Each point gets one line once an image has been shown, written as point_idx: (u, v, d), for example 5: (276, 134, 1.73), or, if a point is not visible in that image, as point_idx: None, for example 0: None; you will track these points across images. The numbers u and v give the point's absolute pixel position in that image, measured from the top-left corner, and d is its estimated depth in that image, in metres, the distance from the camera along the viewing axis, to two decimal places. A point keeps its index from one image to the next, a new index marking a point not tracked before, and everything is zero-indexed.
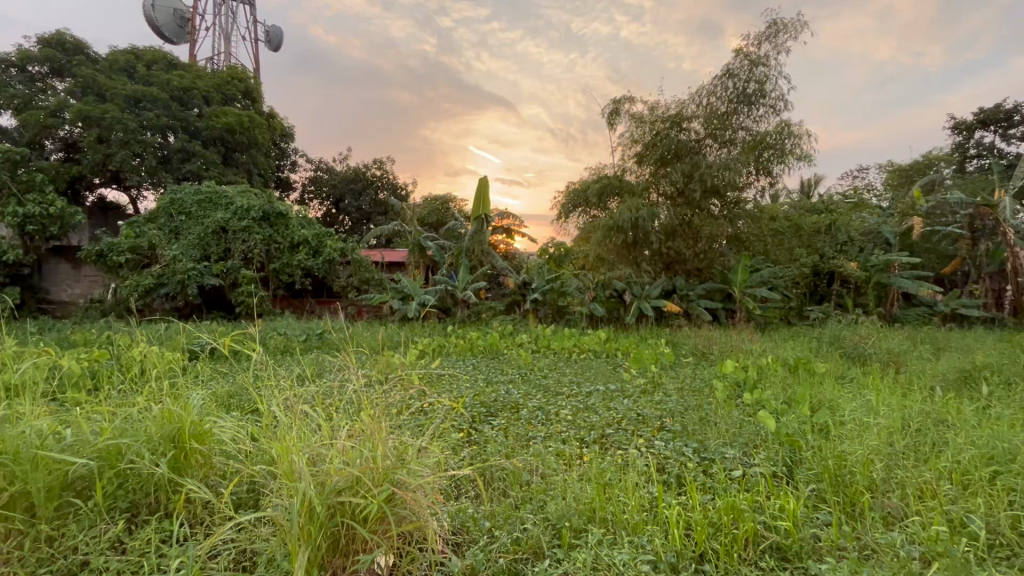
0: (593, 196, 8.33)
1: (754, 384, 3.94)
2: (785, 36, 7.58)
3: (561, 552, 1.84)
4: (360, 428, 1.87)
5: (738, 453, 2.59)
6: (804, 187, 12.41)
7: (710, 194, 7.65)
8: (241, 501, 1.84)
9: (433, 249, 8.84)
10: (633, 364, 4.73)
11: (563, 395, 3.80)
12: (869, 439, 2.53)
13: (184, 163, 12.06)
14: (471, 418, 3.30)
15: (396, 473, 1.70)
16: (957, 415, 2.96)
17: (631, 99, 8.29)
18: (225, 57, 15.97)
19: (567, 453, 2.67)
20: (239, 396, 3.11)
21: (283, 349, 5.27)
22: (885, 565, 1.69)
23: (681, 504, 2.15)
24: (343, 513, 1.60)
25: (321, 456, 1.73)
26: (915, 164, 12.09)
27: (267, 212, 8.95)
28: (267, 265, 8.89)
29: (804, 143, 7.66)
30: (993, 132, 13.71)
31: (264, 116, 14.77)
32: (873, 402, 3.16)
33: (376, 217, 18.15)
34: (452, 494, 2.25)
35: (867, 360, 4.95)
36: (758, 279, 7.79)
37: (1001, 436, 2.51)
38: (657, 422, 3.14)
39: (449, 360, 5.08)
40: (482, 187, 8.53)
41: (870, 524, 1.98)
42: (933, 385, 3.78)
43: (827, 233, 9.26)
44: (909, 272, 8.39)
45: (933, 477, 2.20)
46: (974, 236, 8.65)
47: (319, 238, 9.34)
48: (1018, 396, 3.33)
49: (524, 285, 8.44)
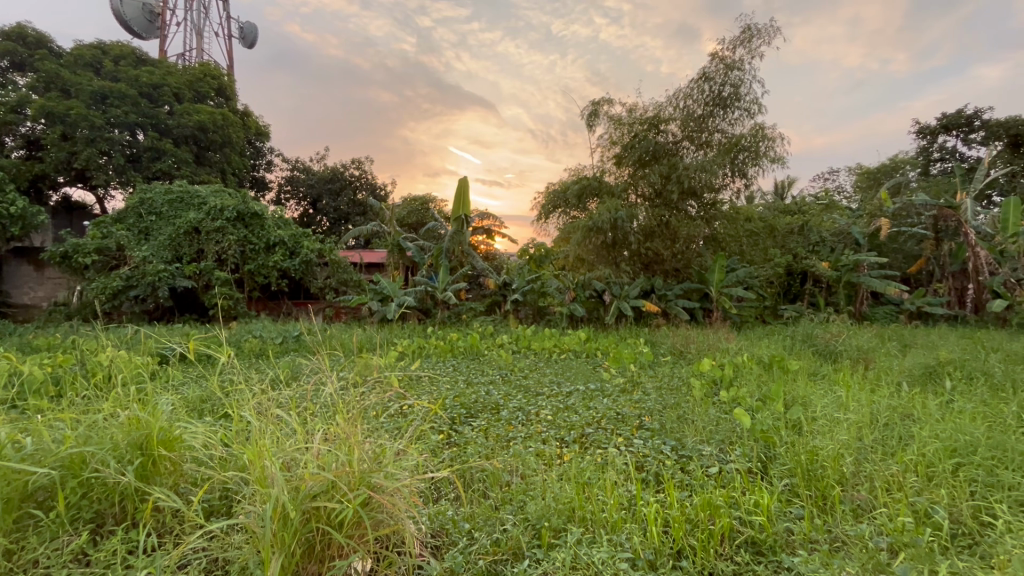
0: (573, 197, 8.37)
1: (730, 382, 4.02)
2: (758, 41, 7.75)
3: (540, 552, 1.84)
4: (335, 432, 1.84)
5: (714, 451, 2.64)
6: (778, 189, 12.70)
7: (687, 195, 7.76)
8: (212, 508, 1.79)
9: (412, 249, 8.75)
10: (611, 364, 4.78)
11: (543, 395, 3.81)
12: (838, 434, 2.60)
13: (153, 163, 11.70)
14: (450, 419, 3.28)
15: (372, 476, 1.67)
16: (922, 409, 3.07)
17: (610, 101, 8.37)
18: (197, 53, 15.59)
19: (547, 453, 2.68)
20: (211, 400, 3.04)
21: (258, 353, 5.16)
22: (855, 558, 1.73)
23: (659, 502, 2.17)
24: (317, 519, 1.57)
25: (295, 460, 1.69)
26: (883, 167, 12.49)
27: (242, 212, 8.75)
28: (242, 266, 8.69)
29: (777, 146, 7.83)
30: (955, 136, 14.26)
31: (238, 114, 14.46)
32: (843, 398, 3.25)
33: (355, 217, 17.93)
34: (431, 497, 2.25)
35: (838, 357, 5.09)
36: (734, 279, 7.93)
37: (963, 428, 2.61)
38: (635, 421, 3.17)
39: (428, 362, 5.06)
40: (462, 187, 8.51)
41: (841, 516, 2.03)
42: (899, 380, 3.92)
43: (800, 233, 9.49)
44: (878, 272, 8.62)
45: (899, 469, 2.27)
46: (938, 236, 8.93)
47: (296, 238, 9.19)
48: (979, 391, 3.47)
49: (505, 286, 8.44)
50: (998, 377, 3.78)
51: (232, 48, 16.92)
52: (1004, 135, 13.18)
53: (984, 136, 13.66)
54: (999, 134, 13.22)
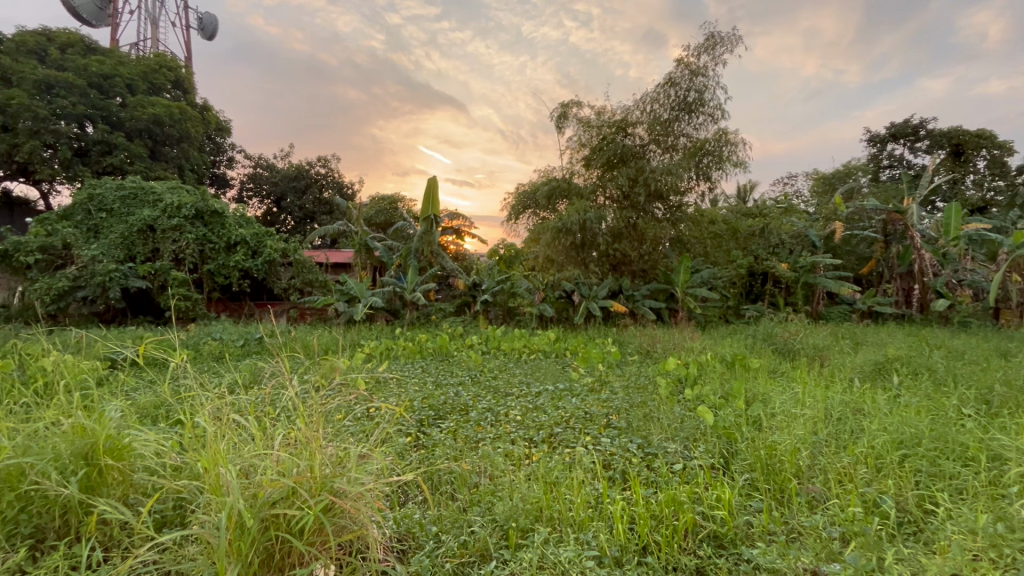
0: (542, 198, 8.41)
1: (694, 380, 4.13)
2: (722, 49, 7.97)
3: (508, 554, 1.84)
4: (295, 436, 1.79)
5: (679, 448, 2.70)
6: (740, 193, 13.10)
7: (653, 198, 7.92)
8: (165, 519, 1.71)
9: (380, 249, 8.62)
10: (580, 364, 4.83)
11: (512, 395, 3.82)
12: (796, 430, 2.70)
13: (104, 157, 11.15)
14: (418, 421, 3.24)
15: (334, 481, 1.63)
16: (872, 403, 3.22)
17: (579, 103, 8.45)
18: (152, 43, 14.94)
19: (515, 453, 2.68)
20: (164, 407, 2.91)
21: (217, 356, 4.98)
22: (810, 548, 1.81)
23: (626, 499, 2.21)
24: (277, 527, 1.53)
25: (253, 467, 1.64)
26: (837, 173, 13.07)
27: (201, 210, 8.44)
28: (201, 266, 8.37)
29: (739, 151, 8.07)
30: (902, 145, 15.05)
31: (197, 108, 13.90)
32: (800, 394, 3.38)
33: (321, 216, 17.52)
34: (398, 501, 2.23)
35: (796, 355, 5.29)
36: (698, 280, 8.14)
37: (908, 421, 2.75)
38: (603, 420, 3.21)
39: (397, 363, 5.00)
40: (431, 186, 8.43)
41: (797, 508, 2.11)
42: (852, 376, 4.11)
43: (761, 235, 9.67)
44: (833, 273, 9.01)
45: (851, 462, 2.37)
46: (887, 239, 9.38)
47: (258, 238, 8.92)
48: (922, 385, 3.67)
49: (474, 286, 8.43)
50: (940, 373, 4.01)
51: (191, 39, 16.30)
52: (946, 144, 13.98)
53: (929, 145, 14.47)
54: (942, 143, 14.01)
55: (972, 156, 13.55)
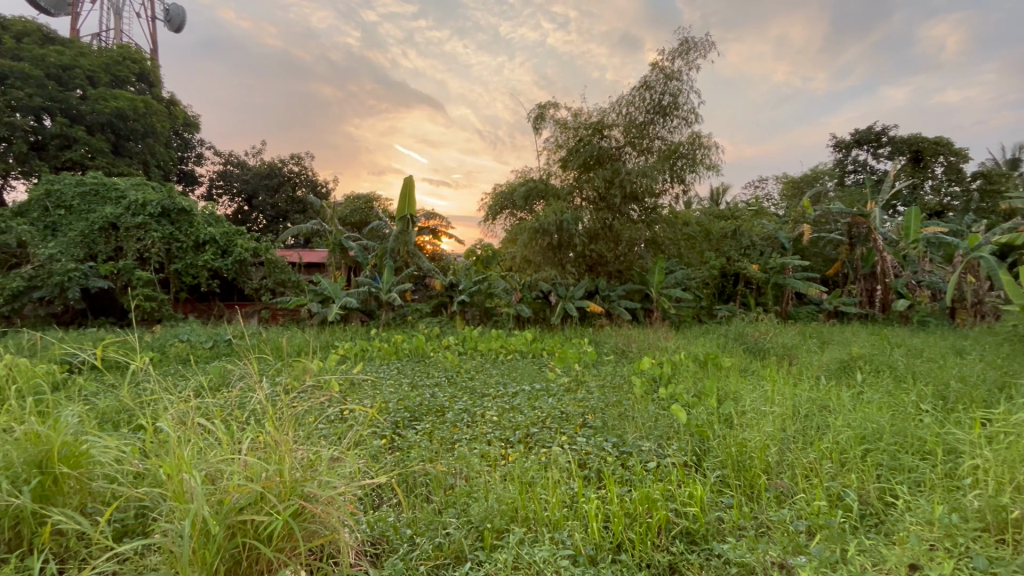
0: (519, 199, 8.43)
1: (669, 379, 4.19)
2: (695, 54, 8.12)
3: (482, 555, 1.83)
4: (263, 440, 1.75)
5: (653, 446, 2.74)
6: (713, 195, 13.37)
7: (629, 199, 8.02)
8: (125, 528, 1.65)
9: (355, 249, 8.50)
10: (557, 364, 4.85)
11: (489, 395, 3.83)
12: (765, 427, 2.76)
13: (63, 151, 10.71)
14: (393, 423, 3.20)
15: (304, 486, 1.60)
16: (837, 400, 3.34)
17: (556, 105, 8.49)
18: (115, 34, 14.40)
19: (491, 454, 2.68)
20: (126, 412, 2.81)
21: (184, 358, 4.83)
22: (777, 541, 1.86)
23: (600, 498, 2.23)
24: (243, 534, 1.49)
25: (219, 472, 1.60)
26: (805, 177, 13.47)
27: (167, 207, 8.17)
28: (167, 265, 8.11)
29: (712, 154, 8.24)
30: (866, 150, 15.62)
31: (163, 102, 13.46)
32: (770, 392, 3.47)
33: (294, 215, 17.16)
34: (371, 505, 2.20)
35: (766, 354, 5.44)
36: (673, 281, 8.28)
37: (871, 417, 2.85)
38: (579, 419, 3.23)
39: (372, 364, 4.94)
40: (407, 186, 8.36)
41: (766, 503, 2.16)
42: (818, 374, 4.25)
43: (733, 237, 9.87)
44: (801, 274, 9.28)
45: (817, 457, 2.44)
46: (852, 241, 9.70)
47: (228, 237, 8.69)
48: (884, 382, 3.82)
49: (451, 287, 8.40)
50: (901, 370, 4.18)
51: (157, 31, 15.77)
52: (907, 150, 14.56)
53: (891, 151, 15.05)
54: (903, 149, 14.59)
55: (931, 162, 14.15)
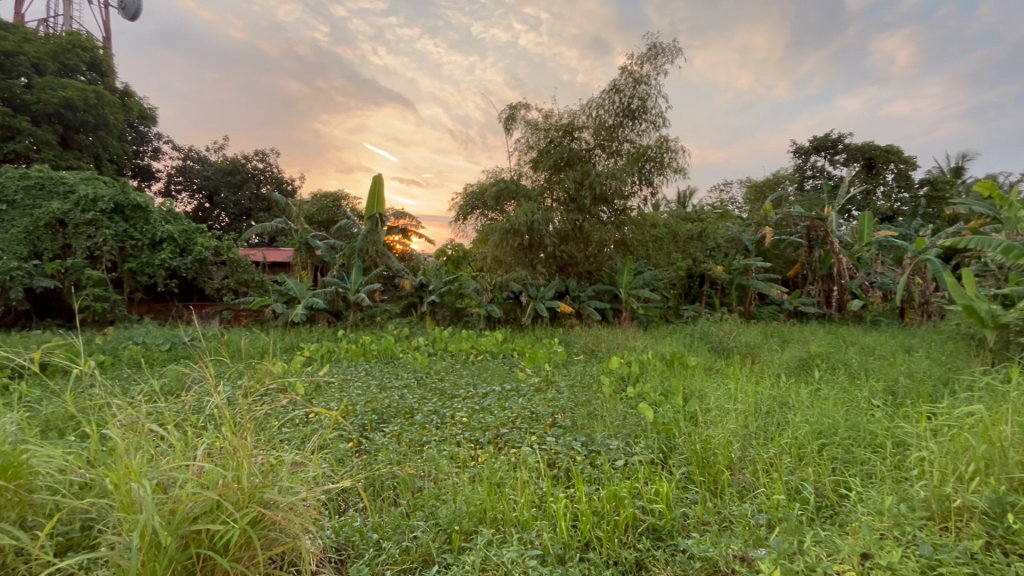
0: (490, 199, 8.42)
1: (636, 379, 4.25)
2: (663, 59, 8.29)
3: (450, 558, 1.82)
4: (219, 446, 1.68)
5: (621, 444, 2.77)
6: (680, 198, 13.68)
7: (599, 201, 8.11)
8: (70, 542, 1.56)
9: (322, 249, 8.31)
10: (527, 364, 4.87)
11: (459, 396, 3.80)
12: (728, 424, 2.83)
13: (5, 143, 10.09)
14: (360, 426, 3.14)
15: (264, 492, 1.55)
16: (795, 397, 3.46)
17: (527, 106, 8.52)
18: (64, 20, 13.67)
19: (460, 455, 2.66)
20: (72, 419, 2.67)
21: (138, 362, 4.62)
22: (738, 535, 1.91)
23: (569, 497, 2.24)
24: (198, 544, 1.43)
25: (172, 480, 1.53)
26: (767, 181, 13.94)
27: (121, 203, 7.80)
28: (120, 264, 7.74)
29: (679, 158, 8.42)
30: (824, 156, 16.28)
31: (117, 94, 12.85)
32: (732, 390, 3.57)
33: (258, 213, 16.66)
34: (336, 510, 2.15)
35: (730, 352, 5.61)
36: (641, 281, 8.44)
37: (827, 413, 2.96)
38: (549, 419, 3.24)
39: (339, 366, 4.84)
40: (376, 185, 8.23)
41: (729, 498, 2.22)
42: (779, 371, 4.40)
43: (699, 239, 10.11)
44: (763, 275, 9.58)
45: (777, 453, 2.52)
46: (811, 244, 10.07)
47: (187, 235, 8.36)
48: (839, 379, 3.99)
49: (421, 287, 8.32)
50: (855, 367, 4.37)
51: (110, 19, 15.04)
52: (861, 157, 15.26)
53: (846, 158, 15.74)
54: (857, 156, 15.29)
55: (882, 169, 14.87)
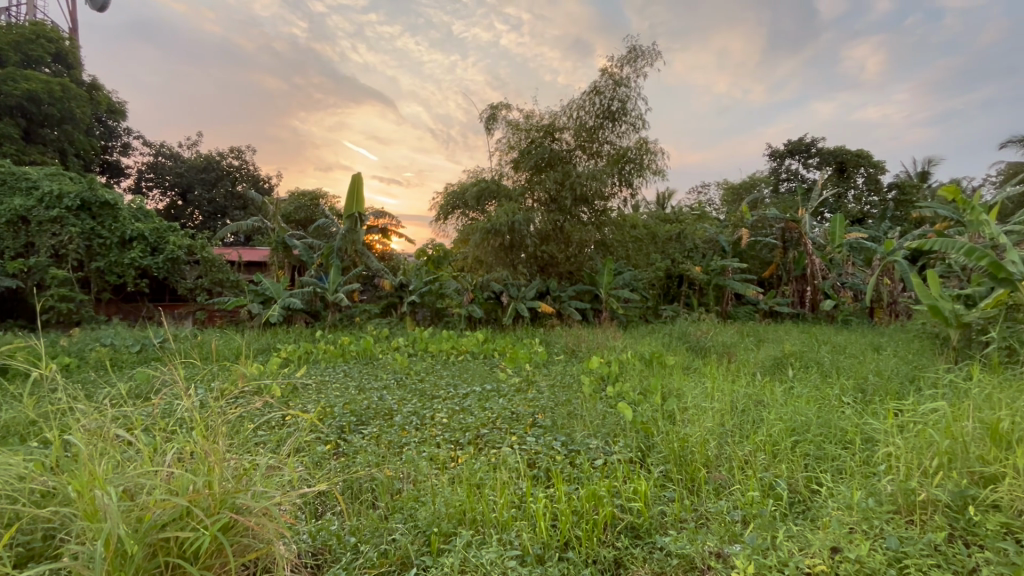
0: (471, 199, 8.39)
1: (616, 378, 4.30)
2: (643, 62, 8.38)
3: (428, 560, 1.80)
4: (190, 450, 1.63)
5: (601, 443, 2.80)
6: (659, 199, 13.85)
7: (579, 202, 8.16)
8: (30, 553, 1.49)
9: (299, 248, 8.18)
10: (508, 364, 4.88)
11: (439, 397, 3.77)
12: (705, 422, 2.88)
13: None
14: (338, 428, 3.10)
15: (236, 497, 1.52)
16: (770, 395, 3.54)
17: (508, 106, 8.52)
18: (27, 10, 13.14)
19: (440, 456, 2.65)
20: (34, 425, 2.57)
21: (106, 364, 4.48)
22: (714, 532, 1.94)
23: (548, 496, 2.25)
24: (165, 553, 1.39)
25: (140, 487, 1.48)
26: (743, 184, 14.22)
27: (88, 200, 7.55)
28: (87, 263, 7.49)
29: (658, 159, 8.52)
30: (798, 160, 16.69)
31: (85, 87, 12.42)
32: (709, 388, 3.64)
33: (233, 211, 16.31)
34: (312, 515, 2.12)
35: (707, 351, 5.71)
36: (621, 282, 8.52)
37: (800, 410, 3.04)
38: (529, 419, 3.25)
39: (316, 368, 4.76)
40: (355, 184, 8.14)
41: (705, 496, 2.25)
42: (754, 370, 4.50)
43: (677, 240, 10.25)
44: (739, 276, 9.76)
45: (752, 450, 2.57)
46: (785, 245, 10.30)
47: (159, 233, 8.13)
48: (812, 377, 4.10)
49: (401, 287, 8.25)
50: (827, 366, 4.48)
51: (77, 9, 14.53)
52: (833, 161, 15.68)
53: (819, 161, 16.17)
54: (829, 160, 15.72)
55: (853, 173, 15.31)
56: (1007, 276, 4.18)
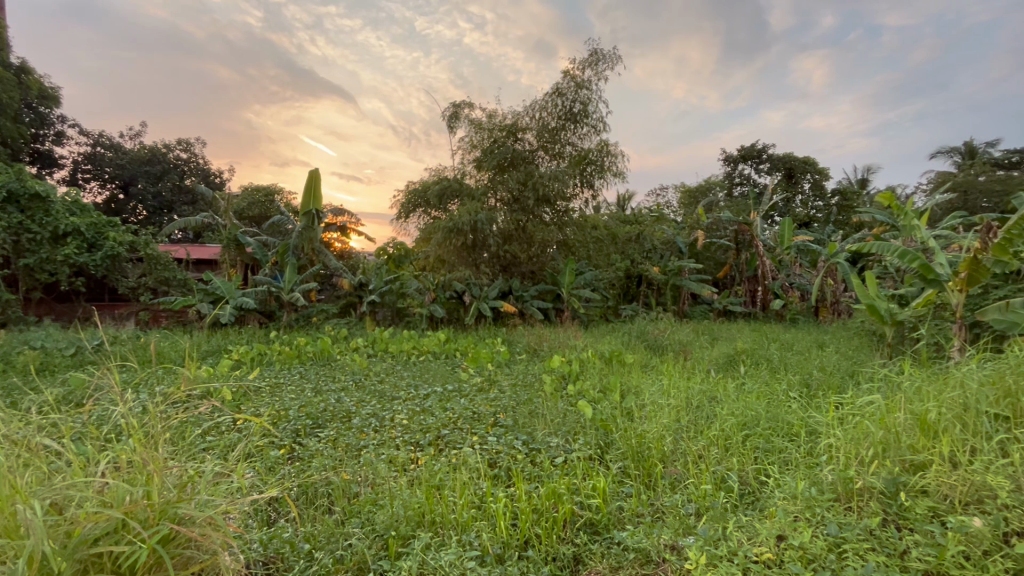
0: (433, 198, 8.31)
1: (576, 377, 4.35)
2: (604, 66, 8.52)
3: (386, 564, 1.77)
4: (128, 459, 1.54)
5: (561, 441, 2.82)
6: (620, 201, 14.11)
7: (542, 202, 8.21)
8: None
9: (252, 245, 7.87)
10: (470, 364, 4.85)
11: (399, 399, 3.70)
12: (661, 418, 2.95)
13: None
14: (293, 432, 3.00)
15: (177, 507, 1.44)
16: (723, 391, 3.66)
17: (470, 105, 8.48)
18: None
19: (399, 458, 2.59)
20: None
21: (33, 369, 4.16)
22: (669, 525, 1.99)
23: (508, 495, 2.25)
24: (99, 568, 1.31)
25: (70, 499, 1.39)
26: (699, 187, 14.70)
27: (15, 192, 7.00)
28: (14, 260, 6.95)
29: (618, 162, 8.69)
30: (750, 165, 17.36)
31: (13, 70, 11.51)
32: (666, 386, 3.73)
33: (181, 206, 15.51)
34: (264, 523, 2.04)
35: (664, 349, 5.86)
36: (582, 282, 8.63)
37: (751, 405, 3.16)
38: (490, 418, 3.24)
39: (270, 370, 4.58)
40: (313, 180, 7.90)
41: (661, 490, 2.32)
42: (709, 367, 4.66)
43: (637, 241, 10.47)
44: (695, 276, 10.05)
45: (706, 445, 2.65)
46: (738, 246, 10.66)
47: (97, 228, 7.64)
48: (761, 373, 4.29)
49: (360, 286, 8.07)
50: (775, 363, 4.68)
51: None
52: (782, 167, 16.41)
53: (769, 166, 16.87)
54: (779, 166, 16.45)
55: (801, 178, 16.07)
56: (935, 277, 4.42)
